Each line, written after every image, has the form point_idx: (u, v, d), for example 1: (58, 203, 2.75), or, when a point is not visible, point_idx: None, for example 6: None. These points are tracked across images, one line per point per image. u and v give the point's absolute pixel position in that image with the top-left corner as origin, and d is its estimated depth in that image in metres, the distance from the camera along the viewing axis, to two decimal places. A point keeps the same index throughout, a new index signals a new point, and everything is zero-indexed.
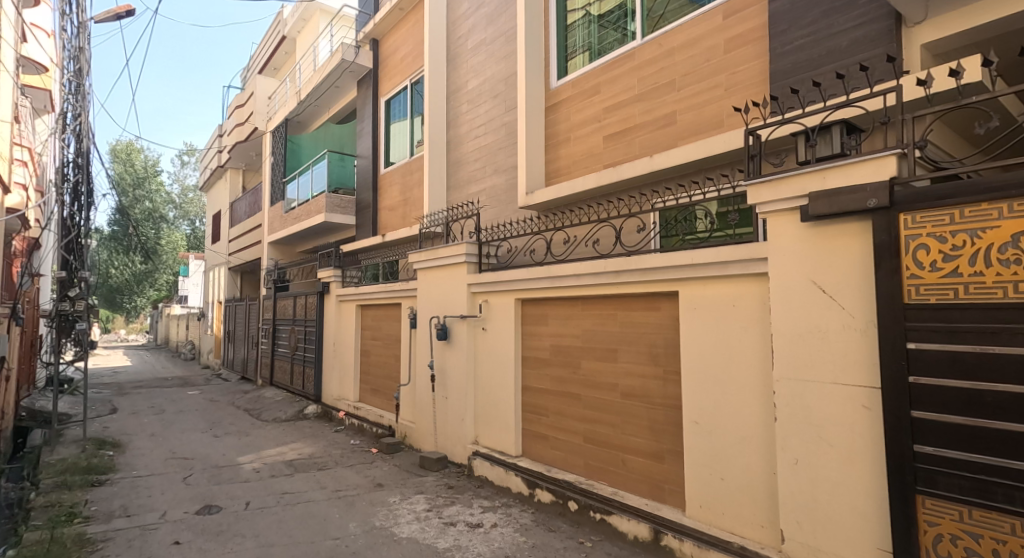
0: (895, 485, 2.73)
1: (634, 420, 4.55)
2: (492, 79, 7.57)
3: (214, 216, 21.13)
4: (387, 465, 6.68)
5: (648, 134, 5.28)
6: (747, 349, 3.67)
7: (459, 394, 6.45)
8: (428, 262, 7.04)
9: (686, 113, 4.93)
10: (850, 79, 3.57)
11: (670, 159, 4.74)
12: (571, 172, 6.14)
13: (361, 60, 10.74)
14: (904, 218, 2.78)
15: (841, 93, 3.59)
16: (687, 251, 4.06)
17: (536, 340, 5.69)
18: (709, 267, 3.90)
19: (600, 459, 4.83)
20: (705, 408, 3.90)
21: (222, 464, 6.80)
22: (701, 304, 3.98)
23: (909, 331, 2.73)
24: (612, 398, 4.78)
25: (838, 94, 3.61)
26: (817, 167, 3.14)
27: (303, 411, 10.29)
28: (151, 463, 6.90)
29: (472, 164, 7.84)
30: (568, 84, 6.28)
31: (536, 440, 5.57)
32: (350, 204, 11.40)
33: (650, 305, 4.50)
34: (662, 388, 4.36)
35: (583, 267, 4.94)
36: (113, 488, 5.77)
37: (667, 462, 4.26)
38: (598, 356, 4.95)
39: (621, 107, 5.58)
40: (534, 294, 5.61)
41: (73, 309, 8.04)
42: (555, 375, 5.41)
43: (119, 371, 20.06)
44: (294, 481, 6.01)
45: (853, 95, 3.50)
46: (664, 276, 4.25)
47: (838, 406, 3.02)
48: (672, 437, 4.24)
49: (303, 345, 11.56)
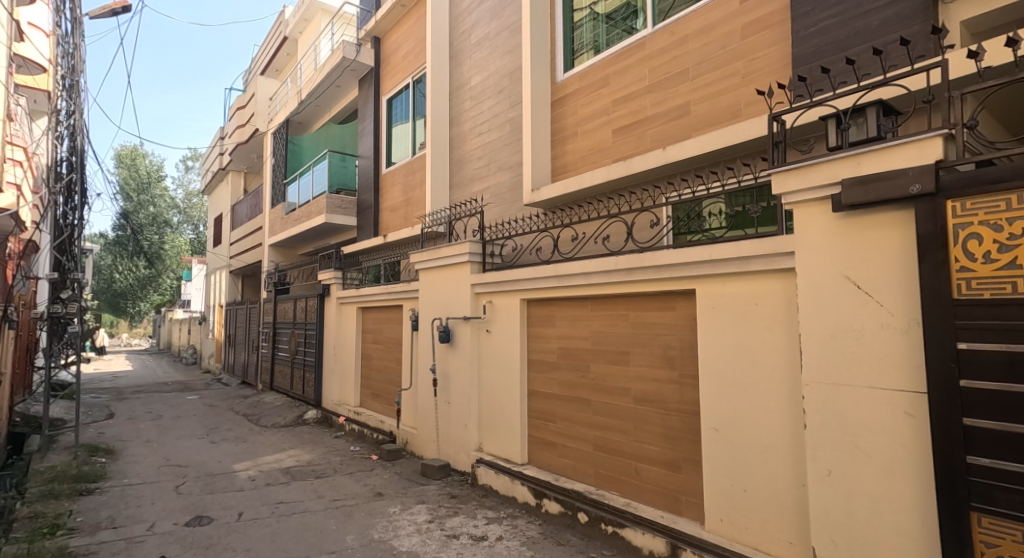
0: (945, 501, 2.46)
1: (648, 427, 4.29)
2: (496, 74, 7.34)
3: (216, 220, 20.95)
4: (386, 473, 6.43)
5: (660, 126, 5.03)
6: (771, 351, 3.41)
7: (463, 399, 6.19)
8: (431, 262, 6.80)
9: (700, 104, 4.69)
10: (888, 56, 3.29)
11: (685, 150, 4.50)
12: (578, 168, 5.90)
13: (363, 58, 10.51)
14: (952, 206, 2.52)
15: (877, 72, 3.31)
16: (705, 246, 3.81)
17: (543, 342, 5.44)
18: (729, 263, 3.65)
19: (612, 468, 4.58)
20: (726, 413, 3.64)
21: (217, 471, 6.55)
22: (721, 303, 3.73)
23: (959, 330, 2.47)
24: (624, 404, 4.53)
25: (874, 74, 3.34)
26: (851, 153, 2.89)
27: (302, 416, 10.04)
28: (143, 471, 6.65)
29: (476, 162, 7.62)
30: (575, 77, 6.05)
31: (543, 448, 5.32)
32: (351, 205, 11.23)
33: (664, 304, 4.25)
34: (677, 393, 4.11)
35: (593, 265, 4.69)
36: (102, 498, 5.53)
37: (683, 472, 4.00)
38: (609, 359, 4.70)
39: (631, 99, 5.35)
40: (541, 294, 5.37)
41: (65, 311, 7.60)
42: (564, 379, 5.15)
43: (120, 376, 19.93)
44: (291, 490, 5.76)
45: (891, 73, 3.23)
46: (680, 273, 4.00)
47: (876, 414, 2.77)
48: (690, 445, 3.97)
49: (303, 348, 11.33)
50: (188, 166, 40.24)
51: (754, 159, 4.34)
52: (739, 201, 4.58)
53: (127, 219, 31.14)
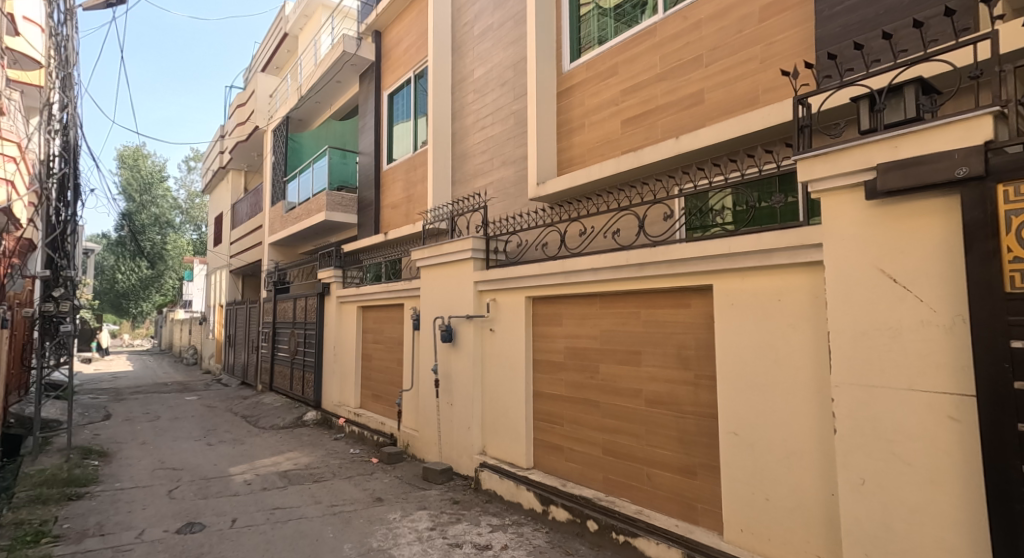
0: (997, 515, 2.25)
1: (661, 431, 4.08)
2: (500, 66, 7.13)
3: (217, 219, 20.76)
4: (387, 477, 6.22)
5: (671, 116, 4.82)
6: (796, 351, 3.19)
7: (465, 400, 5.98)
8: (432, 259, 6.60)
9: (714, 91, 4.47)
10: (928, 29, 3.06)
11: (699, 139, 4.27)
12: (585, 161, 5.69)
13: (363, 53, 10.31)
14: (1002, 191, 2.30)
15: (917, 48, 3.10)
16: (722, 238, 3.59)
17: (549, 342, 5.22)
18: (749, 257, 3.44)
19: (622, 474, 4.36)
20: (747, 417, 3.42)
21: (212, 475, 6.34)
22: (741, 299, 3.51)
23: (1012, 328, 2.25)
24: (635, 407, 4.31)
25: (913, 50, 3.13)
26: (886, 135, 2.67)
27: (302, 417, 9.84)
28: (137, 474, 6.45)
29: (479, 157, 7.40)
30: (581, 66, 5.83)
31: (549, 452, 5.11)
32: (352, 203, 10.98)
33: (678, 301, 4.03)
34: (692, 395, 3.89)
35: (602, 261, 4.48)
36: (92, 502, 5.34)
37: (699, 478, 3.78)
38: (619, 358, 4.49)
39: (641, 88, 5.13)
40: (547, 292, 5.16)
41: (57, 310, 7.31)
42: (571, 380, 4.94)
43: (119, 377, 19.73)
44: (287, 495, 5.56)
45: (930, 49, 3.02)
46: (695, 268, 3.78)
47: (916, 419, 2.55)
48: (706, 450, 3.75)
49: (302, 348, 11.13)
50: (192, 166, 40.24)
51: (775, 146, 4.08)
52: (759, 193, 4.29)
53: (129, 219, 31.04)
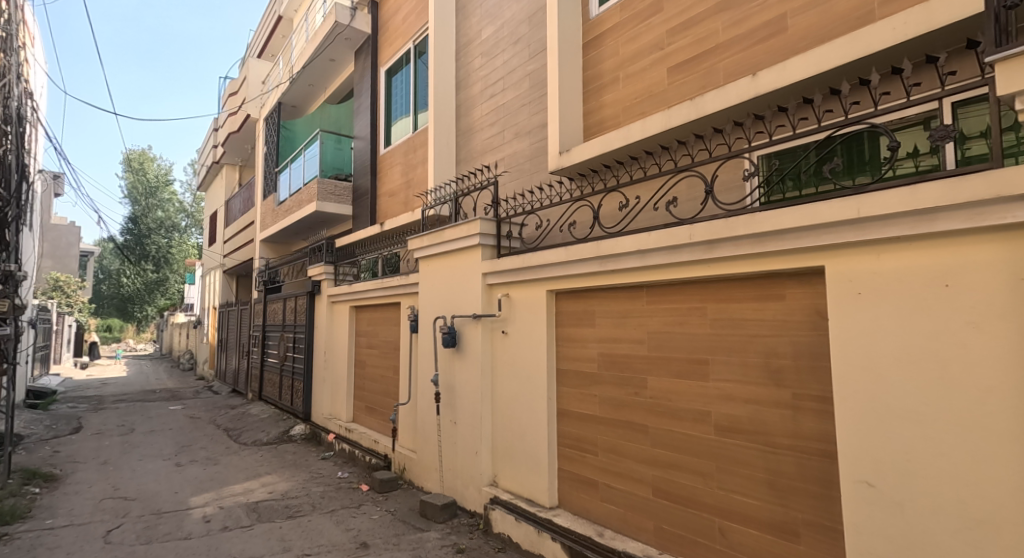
0: None
1: (741, 471, 2.95)
2: (513, 22, 6.06)
3: (213, 218, 19.77)
4: (376, 513, 5.11)
5: (738, 55, 3.72)
6: (980, 364, 2.06)
7: (473, 418, 4.87)
8: (433, 248, 5.51)
9: (801, 14, 3.39)
10: None
11: (784, 73, 3.14)
12: (619, 122, 4.61)
13: (357, 24, 9.23)
14: None
15: None
16: (843, 198, 2.48)
17: (577, 348, 4.11)
18: (893, 224, 2.31)
19: (681, 525, 3.24)
20: (891, 462, 2.29)
21: (168, 509, 5.25)
22: (877, 287, 2.39)
23: None
24: (699, 435, 3.19)
25: None
26: None
27: (288, 432, 8.78)
28: (79, 507, 5.35)
29: (487, 130, 6.31)
30: (614, 7, 4.72)
31: (579, 488, 3.99)
32: (347, 192, 9.94)
33: (768, 292, 2.91)
34: (787, 423, 2.77)
35: (652, 240, 3.37)
36: (5, 549, 4.25)
37: (804, 542, 2.67)
38: (676, 370, 3.36)
39: (695, 23, 4.02)
40: (575, 284, 4.07)
41: None
42: (608, 397, 3.82)
43: (110, 382, 18.72)
44: (249, 539, 4.47)
45: None
46: (798, 244, 2.66)
47: None
48: (814, 503, 2.64)
49: (292, 353, 10.06)
50: (196, 170, 39.70)
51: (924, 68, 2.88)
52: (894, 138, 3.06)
53: (132, 221, 30.39)
